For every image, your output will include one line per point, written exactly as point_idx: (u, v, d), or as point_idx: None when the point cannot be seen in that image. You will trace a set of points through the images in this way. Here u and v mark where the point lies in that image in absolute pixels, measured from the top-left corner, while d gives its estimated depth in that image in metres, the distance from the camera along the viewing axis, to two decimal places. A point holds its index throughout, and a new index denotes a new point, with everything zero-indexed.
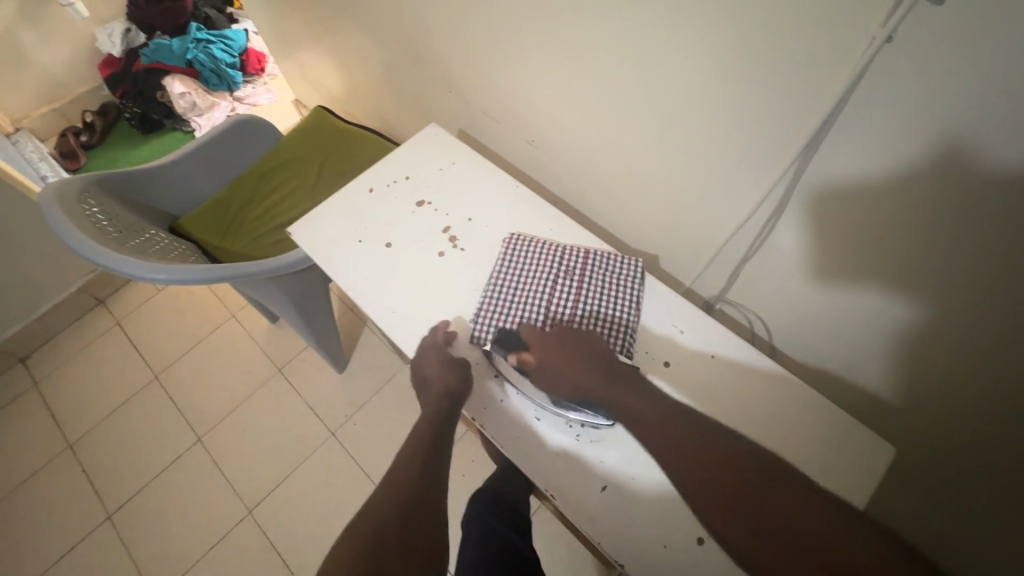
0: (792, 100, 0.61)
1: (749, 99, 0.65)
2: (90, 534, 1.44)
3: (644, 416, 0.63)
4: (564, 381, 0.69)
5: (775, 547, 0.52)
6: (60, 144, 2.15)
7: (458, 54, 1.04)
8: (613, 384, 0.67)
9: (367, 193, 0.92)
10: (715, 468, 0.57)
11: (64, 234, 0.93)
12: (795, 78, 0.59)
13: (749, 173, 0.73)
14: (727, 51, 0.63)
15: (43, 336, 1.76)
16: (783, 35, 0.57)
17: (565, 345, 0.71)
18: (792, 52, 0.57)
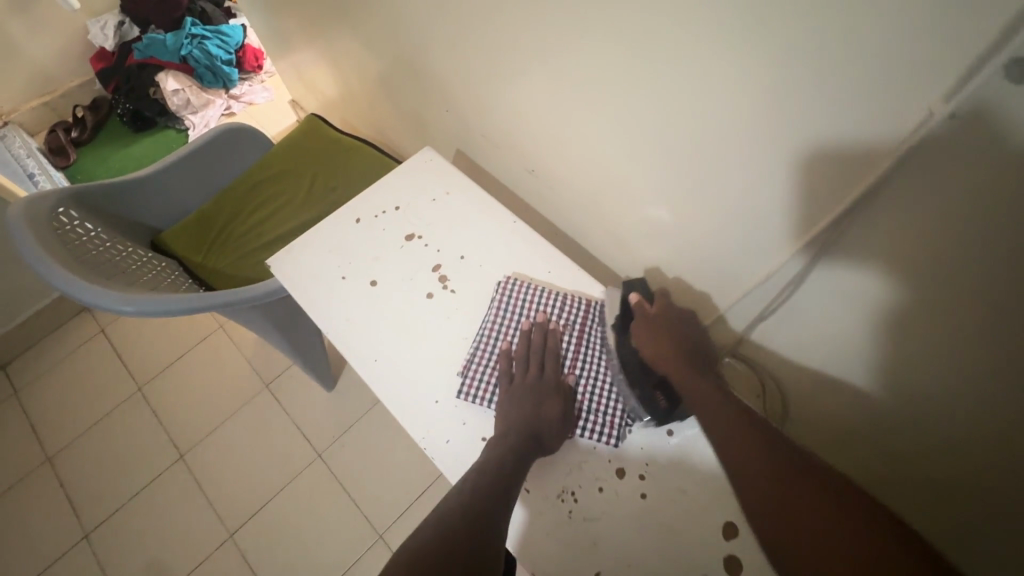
0: (815, 154, 0.55)
1: (767, 151, 0.59)
2: (66, 553, 1.40)
3: (708, 401, 0.61)
4: (655, 355, 0.67)
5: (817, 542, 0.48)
6: (50, 139, 2.10)
7: (456, 74, 0.98)
8: (695, 379, 0.64)
9: (354, 224, 0.86)
10: (760, 461, 0.55)
11: (34, 259, 0.87)
12: (820, 132, 0.53)
13: (769, 229, 0.66)
14: (743, 97, 0.56)
15: (25, 342, 1.71)
16: (809, 87, 0.50)
17: (672, 328, 0.69)
18: (818, 107, 0.51)
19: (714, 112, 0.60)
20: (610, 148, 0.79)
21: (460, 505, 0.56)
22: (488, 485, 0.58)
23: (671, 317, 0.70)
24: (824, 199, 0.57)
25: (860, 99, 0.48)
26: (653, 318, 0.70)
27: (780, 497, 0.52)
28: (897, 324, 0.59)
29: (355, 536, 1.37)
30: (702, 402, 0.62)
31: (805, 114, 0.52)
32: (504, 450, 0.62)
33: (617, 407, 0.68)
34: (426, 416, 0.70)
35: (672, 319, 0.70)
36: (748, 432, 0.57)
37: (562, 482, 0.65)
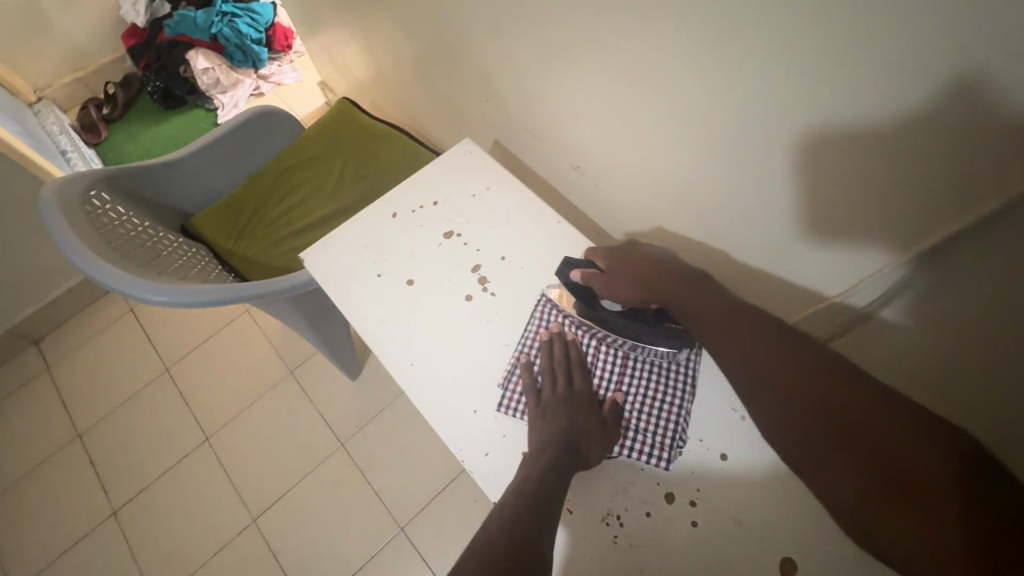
0: (922, 166, 0.50)
1: (862, 157, 0.54)
2: (96, 528, 1.43)
3: (712, 318, 0.62)
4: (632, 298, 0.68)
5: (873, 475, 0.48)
6: (82, 116, 2.10)
7: (499, 60, 0.93)
8: (695, 291, 0.65)
9: (390, 219, 0.83)
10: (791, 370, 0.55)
11: (64, 243, 0.86)
12: (931, 142, 0.48)
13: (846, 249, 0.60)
14: (842, 99, 0.51)
15: (58, 318, 1.73)
16: (923, 91, 0.46)
17: (636, 269, 0.69)
18: (930, 113, 0.46)
19: (801, 114, 0.55)
20: (669, 146, 0.74)
21: (507, 521, 0.53)
22: (534, 499, 0.55)
23: (624, 262, 0.70)
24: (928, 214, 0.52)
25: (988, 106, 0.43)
26: (609, 276, 0.70)
27: (811, 400, 0.53)
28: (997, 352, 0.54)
29: (377, 527, 1.36)
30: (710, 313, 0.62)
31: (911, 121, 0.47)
32: (541, 470, 0.58)
33: (666, 428, 0.64)
34: (463, 427, 0.67)
35: (627, 263, 0.70)
36: (782, 345, 0.57)
37: (607, 504, 0.62)
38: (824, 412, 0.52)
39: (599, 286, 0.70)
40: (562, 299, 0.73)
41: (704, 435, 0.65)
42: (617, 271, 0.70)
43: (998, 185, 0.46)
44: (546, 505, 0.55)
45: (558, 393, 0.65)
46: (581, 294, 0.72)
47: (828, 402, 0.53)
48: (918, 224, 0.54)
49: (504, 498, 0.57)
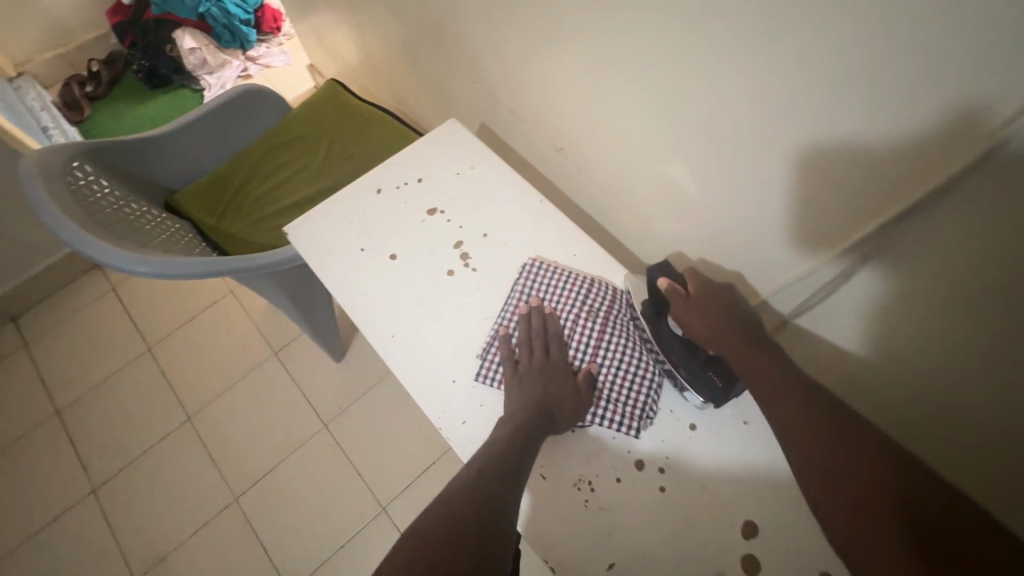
0: (872, 151, 0.53)
1: (821, 143, 0.56)
2: (74, 505, 1.42)
3: (756, 364, 0.60)
4: (698, 332, 0.64)
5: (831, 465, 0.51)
6: (65, 93, 2.07)
7: (485, 42, 0.93)
8: (753, 347, 0.61)
9: (376, 194, 0.84)
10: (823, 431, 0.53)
11: (43, 211, 0.86)
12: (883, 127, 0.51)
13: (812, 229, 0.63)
14: (805, 84, 0.54)
15: (38, 296, 1.71)
16: (880, 80, 0.48)
17: (712, 305, 0.65)
18: (881, 102, 0.49)
19: (770, 97, 0.57)
20: (648, 129, 0.76)
21: (474, 477, 0.56)
22: (500, 460, 0.57)
23: (711, 294, 0.65)
24: (884, 197, 0.55)
25: (938, 94, 0.45)
26: (690, 301, 0.66)
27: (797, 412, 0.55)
28: (949, 332, 0.56)
29: (359, 507, 1.38)
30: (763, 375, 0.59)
31: None
32: (511, 434, 0.59)
33: (637, 399, 0.67)
34: (442, 397, 0.69)
35: (710, 296, 0.65)
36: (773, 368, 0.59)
37: (579, 470, 0.64)
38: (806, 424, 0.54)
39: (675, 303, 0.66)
40: (539, 270, 0.75)
41: (674, 407, 0.67)
42: (700, 296, 0.66)
43: (936, 170, 0.49)
44: (512, 465, 0.57)
45: (536, 361, 0.67)
46: (655, 301, 0.69)
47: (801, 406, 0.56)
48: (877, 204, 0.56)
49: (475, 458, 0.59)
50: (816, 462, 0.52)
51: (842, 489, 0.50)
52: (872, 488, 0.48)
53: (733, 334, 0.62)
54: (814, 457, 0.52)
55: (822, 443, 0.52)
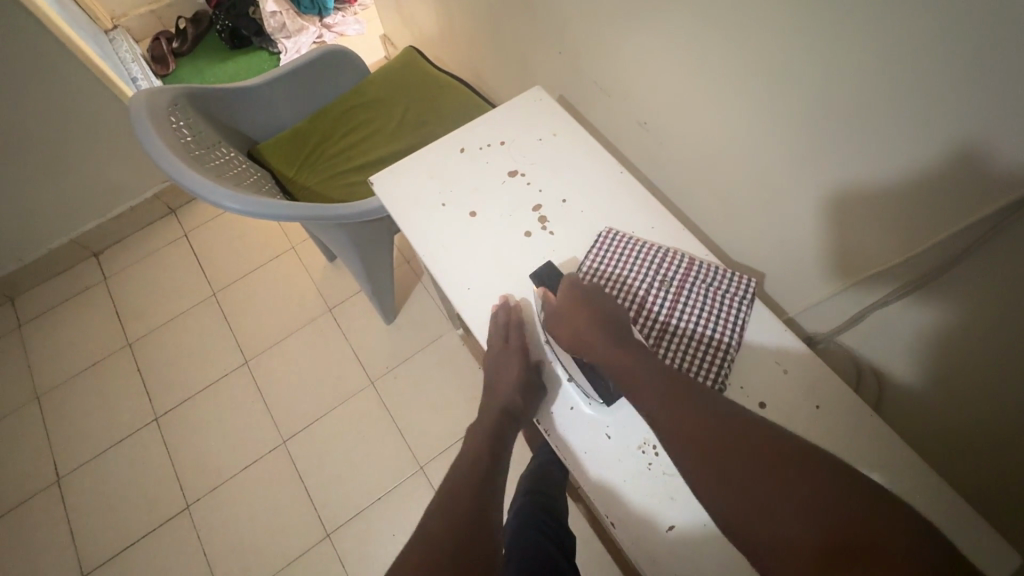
0: (988, 145, 0.51)
1: (930, 133, 0.55)
2: (139, 430, 1.53)
3: (627, 375, 0.61)
4: (573, 346, 0.67)
5: (745, 508, 0.49)
6: (154, 48, 2.18)
7: (576, 14, 0.94)
8: (615, 348, 0.63)
9: (458, 153, 0.86)
10: (706, 438, 0.53)
11: (151, 149, 0.92)
12: (1003, 120, 0.49)
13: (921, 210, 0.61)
14: (930, 72, 0.52)
15: (117, 235, 1.83)
16: (1008, 69, 0.47)
17: (576, 311, 0.67)
18: (999, 96, 0.48)
19: (880, 79, 0.56)
20: (736, 108, 0.75)
21: (455, 483, 0.66)
22: (482, 465, 0.68)
23: (570, 303, 0.68)
24: (993, 192, 0.54)
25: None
26: (555, 310, 0.69)
27: (711, 452, 0.52)
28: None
29: (398, 463, 1.42)
30: (635, 380, 0.60)
31: (992, 85, 0.48)
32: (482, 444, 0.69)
33: (707, 370, 0.66)
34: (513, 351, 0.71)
35: (574, 301, 0.68)
36: (660, 386, 0.59)
37: (645, 434, 0.65)
38: (723, 462, 0.52)
39: (545, 311, 0.70)
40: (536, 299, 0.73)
41: (744, 384, 0.66)
42: (564, 304, 0.69)
43: None
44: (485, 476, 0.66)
45: (504, 358, 0.71)
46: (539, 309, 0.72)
47: (713, 432, 0.54)
48: (980, 200, 0.55)
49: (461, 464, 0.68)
50: (720, 471, 0.51)
51: (748, 518, 0.49)
52: (769, 511, 0.48)
53: (596, 341, 0.64)
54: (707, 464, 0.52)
55: (713, 448, 0.53)
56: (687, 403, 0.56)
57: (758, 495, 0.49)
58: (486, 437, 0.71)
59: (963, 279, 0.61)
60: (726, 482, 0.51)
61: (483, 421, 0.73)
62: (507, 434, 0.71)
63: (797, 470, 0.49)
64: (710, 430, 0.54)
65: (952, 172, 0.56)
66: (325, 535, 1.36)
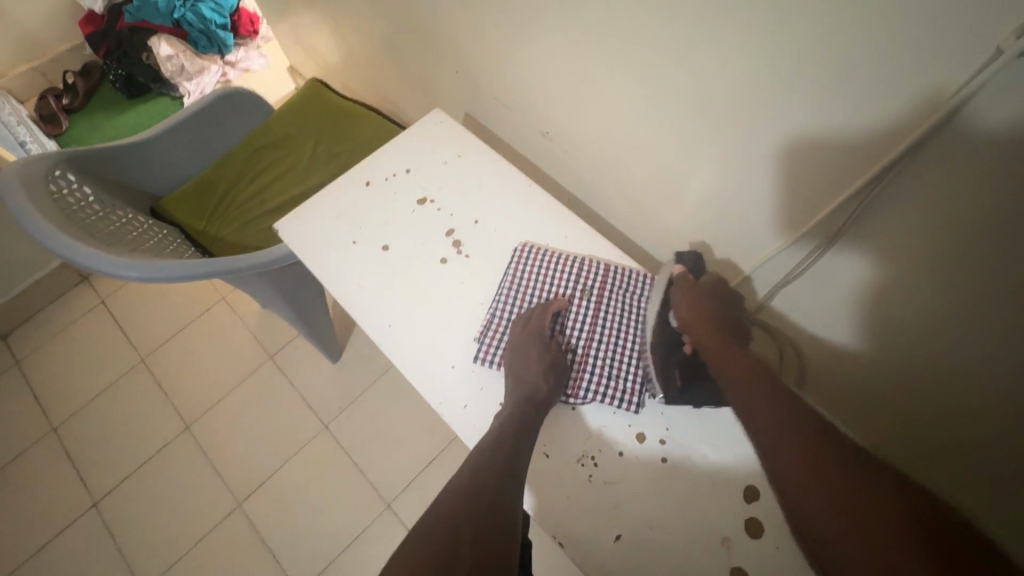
0: (858, 114, 0.55)
1: (811, 105, 0.58)
2: (76, 520, 1.41)
3: (734, 368, 0.63)
4: (690, 331, 0.68)
5: (800, 448, 0.53)
6: (41, 106, 2.03)
7: (467, 32, 0.94)
8: (728, 343, 0.65)
9: (364, 187, 0.84)
10: (778, 416, 0.56)
11: (33, 226, 0.85)
12: (870, 86, 0.52)
13: (817, 188, 0.65)
14: (799, 47, 0.54)
15: (25, 313, 1.69)
16: (866, 36, 0.49)
17: (712, 300, 0.69)
18: (867, 72, 0.51)
19: (760, 69, 0.59)
20: (635, 109, 0.78)
21: (472, 484, 0.55)
22: (502, 461, 0.57)
23: (711, 294, 0.69)
24: (871, 157, 0.57)
25: (925, 52, 0.47)
26: (693, 294, 0.70)
27: (778, 411, 0.57)
28: (945, 280, 0.59)
29: (364, 504, 1.38)
30: (730, 370, 0.62)
31: (857, 66, 0.52)
32: (502, 438, 0.60)
33: (635, 373, 0.68)
34: (442, 384, 0.70)
35: (714, 292, 0.70)
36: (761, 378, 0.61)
37: (582, 446, 0.66)
38: (789, 421, 0.56)
39: (679, 294, 0.71)
40: (562, 308, 0.73)
41: None
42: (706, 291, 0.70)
43: (924, 121, 0.51)
44: (509, 477, 0.56)
45: (524, 345, 0.68)
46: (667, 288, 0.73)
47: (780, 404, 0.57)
48: (866, 164, 0.58)
49: (479, 449, 0.60)
50: (773, 451, 0.54)
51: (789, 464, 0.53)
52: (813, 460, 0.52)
53: (716, 333, 0.66)
54: (773, 443, 0.55)
55: (786, 437, 0.54)
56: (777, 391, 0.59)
57: (821, 483, 0.50)
58: (502, 424, 0.62)
59: (856, 245, 0.65)
60: (785, 453, 0.54)
61: (498, 416, 0.64)
62: (529, 428, 0.61)
63: (853, 464, 0.50)
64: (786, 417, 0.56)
65: (835, 148, 0.60)
66: None
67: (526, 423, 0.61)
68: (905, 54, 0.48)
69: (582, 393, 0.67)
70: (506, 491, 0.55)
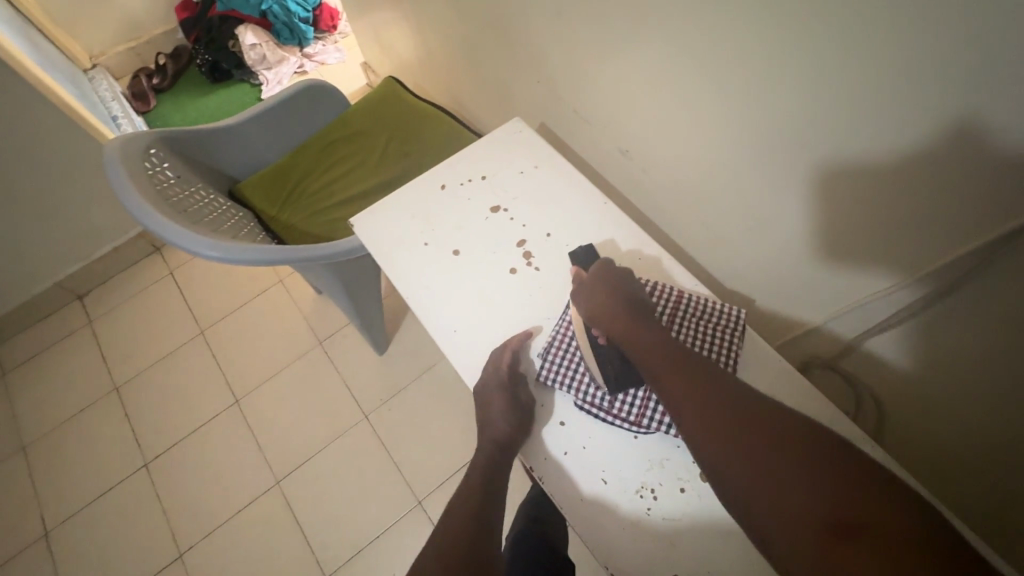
0: (977, 167, 0.51)
1: (922, 149, 0.54)
2: (127, 478, 1.49)
3: (654, 357, 0.61)
4: (598, 320, 0.67)
5: (747, 449, 0.51)
6: (134, 85, 2.17)
7: (553, 44, 0.93)
8: (637, 322, 0.65)
9: (439, 191, 0.85)
10: (715, 414, 0.55)
11: (126, 197, 0.90)
12: (995, 138, 0.48)
13: (920, 238, 0.60)
14: (916, 94, 0.51)
15: (102, 276, 1.80)
16: (1000, 87, 0.45)
17: (608, 286, 0.69)
18: (996, 123, 0.47)
19: (864, 111, 0.56)
20: (718, 136, 0.75)
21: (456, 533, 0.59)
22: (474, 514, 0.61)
23: (605, 283, 0.69)
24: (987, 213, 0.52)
25: None
26: (588, 286, 0.70)
27: (723, 413, 0.54)
28: None
29: (396, 498, 1.39)
30: (649, 356, 0.61)
31: (983, 116, 0.47)
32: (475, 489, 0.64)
33: None
34: None
35: (606, 279, 0.70)
36: (690, 372, 0.59)
37: (642, 477, 0.64)
38: (734, 422, 0.54)
39: (576, 287, 0.71)
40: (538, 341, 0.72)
41: None
42: (597, 279, 0.70)
43: None
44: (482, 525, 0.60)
45: (487, 394, 0.67)
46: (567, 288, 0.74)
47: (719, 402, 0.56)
48: (982, 219, 0.53)
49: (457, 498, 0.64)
50: (717, 456, 0.52)
51: (737, 470, 0.51)
52: (760, 460, 0.50)
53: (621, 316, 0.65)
54: (716, 446, 0.53)
55: (730, 437, 0.53)
56: (701, 378, 0.58)
57: (769, 485, 0.49)
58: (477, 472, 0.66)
59: (961, 306, 0.60)
60: (728, 458, 0.52)
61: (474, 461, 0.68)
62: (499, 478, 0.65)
63: (804, 459, 0.50)
64: (718, 414, 0.54)
65: (947, 201, 0.55)
66: None
67: (494, 466, 0.66)
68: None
69: (646, 422, 0.64)
70: (486, 537, 0.59)
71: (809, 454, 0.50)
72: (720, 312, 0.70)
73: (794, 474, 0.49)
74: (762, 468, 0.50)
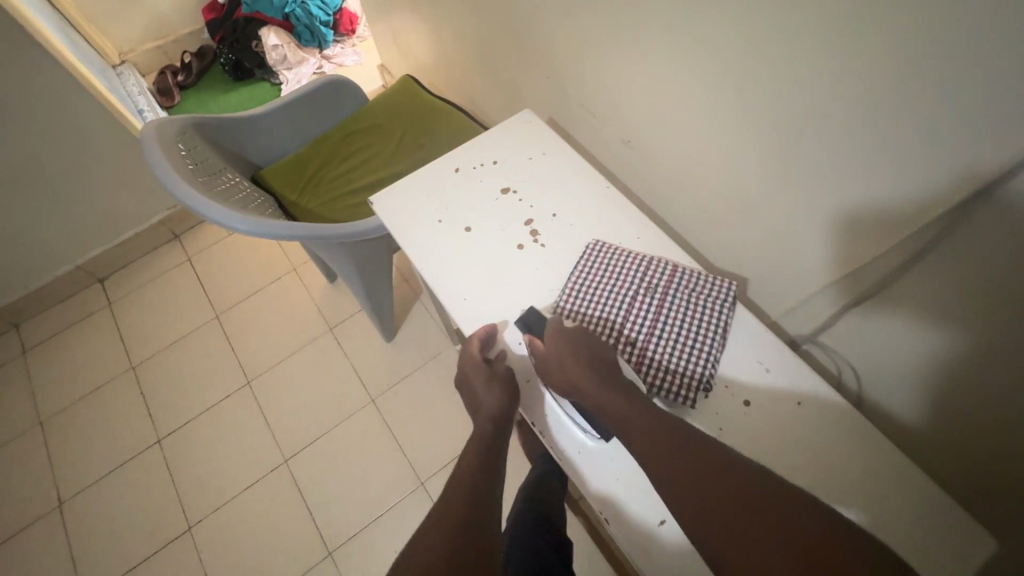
0: (928, 151, 0.55)
1: (879, 138, 0.59)
2: (141, 453, 1.54)
3: (625, 420, 0.61)
4: (568, 390, 0.66)
5: (718, 505, 0.52)
6: (159, 81, 2.27)
7: (562, 42, 1.00)
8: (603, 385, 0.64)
9: (453, 173, 0.91)
10: (691, 470, 0.55)
11: (161, 173, 0.97)
12: (942, 122, 0.52)
13: (885, 223, 0.64)
14: (872, 83, 0.56)
15: (123, 261, 1.88)
16: (941, 77, 0.50)
17: (568, 348, 0.68)
18: (941, 109, 0.52)
19: (831, 101, 0.61)
20: (708, 127, 0.80)
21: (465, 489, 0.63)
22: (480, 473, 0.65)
23: (561, 346, 0.68)
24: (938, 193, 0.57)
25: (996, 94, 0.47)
26: (547, 353, 0.69)
27: (691, 470, 0.55)
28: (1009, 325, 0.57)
29: (399, 479, 1.43)
30: (622, 420, 0.61)
31: (932, 102, 0.52)
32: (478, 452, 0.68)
33: (696, 370, 0.69)
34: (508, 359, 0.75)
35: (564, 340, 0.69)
36: (657, 430, 0.59)
37: None
38: (702, 479, 0.54)
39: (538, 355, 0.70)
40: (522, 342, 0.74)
41: (729, 382, 0.70)
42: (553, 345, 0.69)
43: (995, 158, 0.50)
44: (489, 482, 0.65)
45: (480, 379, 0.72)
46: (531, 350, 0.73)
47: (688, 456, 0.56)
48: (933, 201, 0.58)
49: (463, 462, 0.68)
50: (699, 518, 0.52)
51: (716, 530, 0.51)
52: (735, 515, 0.51)
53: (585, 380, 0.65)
54: (695, 505, 0.53)
55: (706, 494, 0.53)
56: (672, 435, 0.58)
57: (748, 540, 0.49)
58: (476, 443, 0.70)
59: (922, 284, 0.64)
60: (706, 516, 0.52)
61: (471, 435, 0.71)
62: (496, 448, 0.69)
63: (773, 508, 0.51)
64: (691, 470, 0.55)
65: (906, 185, 0.59)
66: (327, 553, 1.36)
67: (492, 438, 0.70)
68: (976, 97, 0.49)
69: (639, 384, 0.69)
70: (491, 493, 0.64)
71: (779, 509, 0.50)
72: (712, 286, 0.76)
73: (768, 527, 0.49)
74: (739, 522, 0.51)
